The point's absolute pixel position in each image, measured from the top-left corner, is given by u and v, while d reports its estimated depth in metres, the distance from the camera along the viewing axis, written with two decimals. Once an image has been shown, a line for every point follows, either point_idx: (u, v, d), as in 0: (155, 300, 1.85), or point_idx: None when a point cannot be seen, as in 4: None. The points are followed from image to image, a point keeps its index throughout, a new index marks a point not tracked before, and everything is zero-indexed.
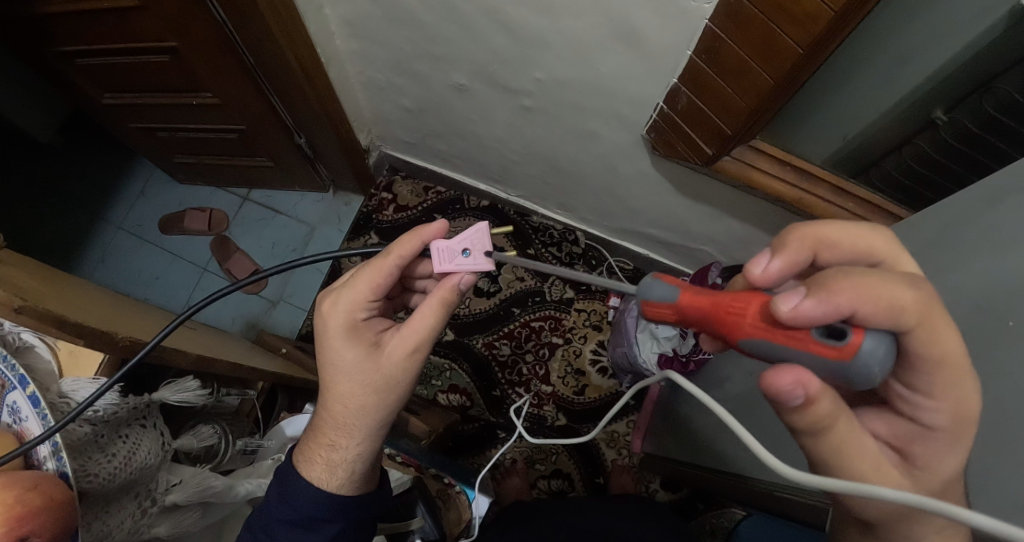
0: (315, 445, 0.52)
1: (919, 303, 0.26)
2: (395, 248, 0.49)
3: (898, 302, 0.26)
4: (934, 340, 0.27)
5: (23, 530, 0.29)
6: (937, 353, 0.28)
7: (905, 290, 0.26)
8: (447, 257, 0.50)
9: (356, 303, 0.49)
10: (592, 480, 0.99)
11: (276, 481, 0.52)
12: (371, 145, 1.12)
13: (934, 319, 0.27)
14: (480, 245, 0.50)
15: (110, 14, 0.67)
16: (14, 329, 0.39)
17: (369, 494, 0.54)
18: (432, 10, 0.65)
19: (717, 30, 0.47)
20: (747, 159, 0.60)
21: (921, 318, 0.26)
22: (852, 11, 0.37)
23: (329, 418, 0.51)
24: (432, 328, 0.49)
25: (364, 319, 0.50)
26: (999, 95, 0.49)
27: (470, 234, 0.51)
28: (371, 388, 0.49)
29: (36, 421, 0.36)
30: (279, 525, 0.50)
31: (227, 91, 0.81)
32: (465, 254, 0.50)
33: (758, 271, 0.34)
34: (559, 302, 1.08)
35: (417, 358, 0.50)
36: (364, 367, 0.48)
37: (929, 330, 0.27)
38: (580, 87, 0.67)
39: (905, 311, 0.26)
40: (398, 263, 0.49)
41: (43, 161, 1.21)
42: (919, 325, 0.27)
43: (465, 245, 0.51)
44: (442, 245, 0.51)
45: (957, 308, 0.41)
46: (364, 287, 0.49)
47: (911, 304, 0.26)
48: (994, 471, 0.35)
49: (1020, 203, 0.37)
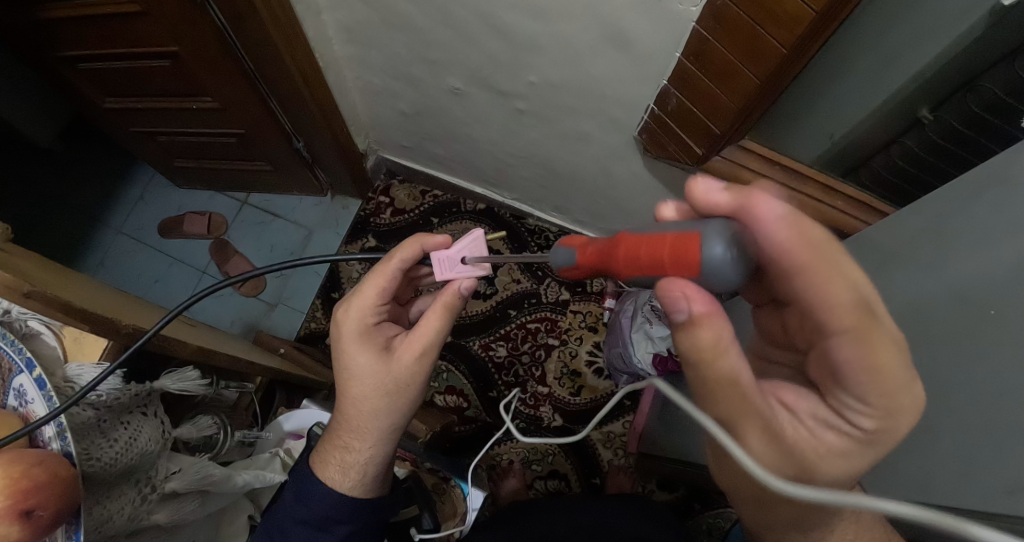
0: (330, 446, 0.53)
1: (802, 237, 0.26)
2: (398, 252, 0.50)
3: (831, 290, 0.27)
4: (829, 290, 0.27)
5: (28, 503, 0.30)
6: (844, 298, 0.27)
7: (771, 214, 0.27)
8: (448, 266, 0.51)
9: (365, 307, 0.50)
10: (588, 480, 1.00)
11: (292, 483, 0.53)
12: (369, 150, 1.14)
13: (823, 259, 0.27)
14: (478, 251, 0.52)
15: (113, 20, 0.69)
16: (22, 316, 0.40)
17: (382, 499, 0.54)
18: (427, 14, 0.66)
19: (702, 32, 0.48)
20: (737, 158, 0.61)
21: (809, 264, 0.27)
22: (832, 10, 0.38)
23: (344, 421, 0.52)
24: (439, 333, 0.50)
25: (375, 323, 0.51)
26: (983, 94, 0.50)
27: (468, 241, 0.52)
28: (382, 392, 0.49)
29: (41, 404, 0.36)
30: (291, 524, 0.51)
31: (226, 96, 0.82)
32: (464, 262, 0.51)
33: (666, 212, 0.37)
34: (556, 303, 1.09)
35: (426, 361, 0.50)
36: (376, 370, 0.49)
37: (819, 273, 0.27)
38: (572, 89, 0.69)
39: (786, 247, 0.27)
40: (400, 266, 0.50)
41: (43, 166, 1.22)
42: (807, 259, 0.27)
43: (464, 253, 0.51)
44: (443, 254, 0.51)
45: (943, 299, 0.42)
46: (372, 292, 0.50)
47: (787, 242, 0.27)
48: (982, 453, 0.35)
49: (1001, 195, 0.38)
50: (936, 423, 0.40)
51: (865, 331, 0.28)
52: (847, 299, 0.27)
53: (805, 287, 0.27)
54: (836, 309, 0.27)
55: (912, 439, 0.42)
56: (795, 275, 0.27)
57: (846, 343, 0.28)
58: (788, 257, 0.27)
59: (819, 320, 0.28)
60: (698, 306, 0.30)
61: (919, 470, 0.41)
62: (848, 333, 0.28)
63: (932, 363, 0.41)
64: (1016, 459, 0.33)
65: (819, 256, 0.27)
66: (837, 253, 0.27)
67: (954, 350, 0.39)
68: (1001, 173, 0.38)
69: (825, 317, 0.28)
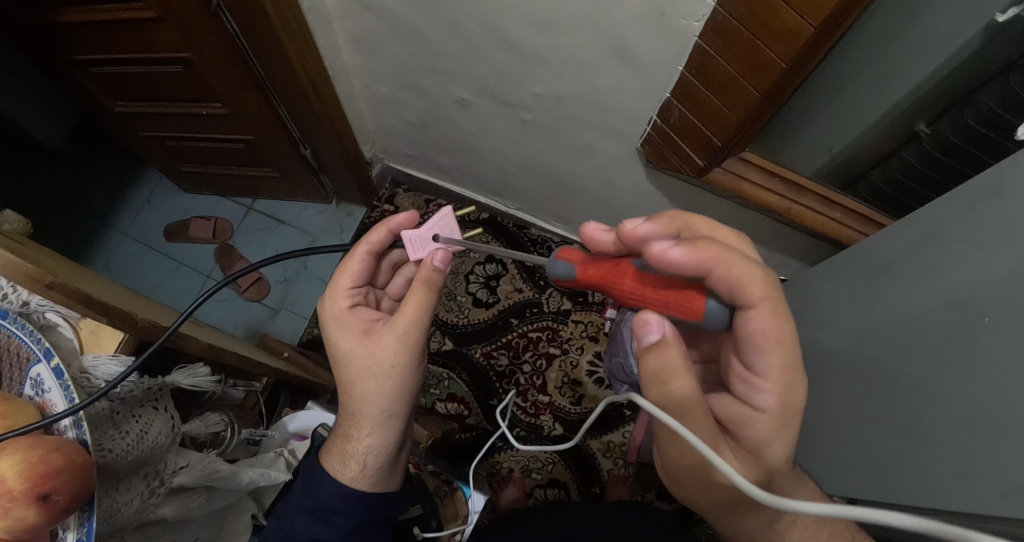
0: (337, 437, 0.54)
1: (699, 253, 0.33)
2: (364, 237, 0.52)
3: (743, 276, 0.33)
4: (738, 274, 0.33)
5: (45, 487, 0.30)
6: (749, 275, 0.33)
7: (669, 250, 0.34)
8: (420, 246, 0.52)
9: (338, 292, 0.53)
10: (588, 489, 0.99)
11: (301, 476, 0.54)
12: (374, 159, 1.15)
13: (722, 256, 0.33)
14: (448, 229, 0.53)
15: (126, 25, 0.70)
16: (41, 308, 0.42)
17: (385, 492, 0.54)
18: (435, 25, 0.68)
19: (705, 46, 0.50)
20: (737, 170, 0.62)
21: (717, 261, 0.33)
22: (830, 26, 0.40)
23: (344, 411, 0.53)
24: (419, 312, 0.49)
25: (350, 308, 0.52)
26: (979, 108, 0.52)
27: (437, 220, 0.53)
28: (367, 375, 0.49)
29: (59, 393, 0.37)
30: (300, 515, 0.51)
31: (235, 103, 0.84)
32: (434, 241, 0.52)
33: (631, 228, 0.40)
34: (557, 313, 1.10)
35: (409, 343, 0.49)
36: (357, 354, 0.50)
37: (725, 264, 0.33)
38: (576, 101, 0.70)
39: (694, 261, 0.33)
40: (368, 250, 0.52)
41: (51, 168, 1.23)
42: (714, 266, 0.33)
43: (434, 232, 0.52)
44: (413, 235, 0.52)
45: (937, 309, 0.43)
46: (344, 277, 0.53)
47: (688, 262, 0.34)
48: (976, 457, 0.36)
49: (996, 208, 0.39)
50: (931, 433, 0.41)
51: (770, 297, 0.33)
52: (754, 272, 0.33)
53: (720, 279, 0.33)
54: (749, 284, 0.33)
55: (908, 446, 0.43)
56: (705, 274, 0.34)
57: (758, 313, 0.33)
58: (699, 264, 0.34)
59: (735, 297, 0.33)
60: (667, 330, 0.35)
61: (911, 476, 0.42)
62: (761, 303, 0.33)
63: (926, 372, 0.42)
64: (1016, 462, 0.33)
65: (719, 252, 0.33)
66: (731, 248, 0.33)
67: (947, 357, 0.40)
68: (991, 188, 0.40)
69: (740, 295, 0.33)
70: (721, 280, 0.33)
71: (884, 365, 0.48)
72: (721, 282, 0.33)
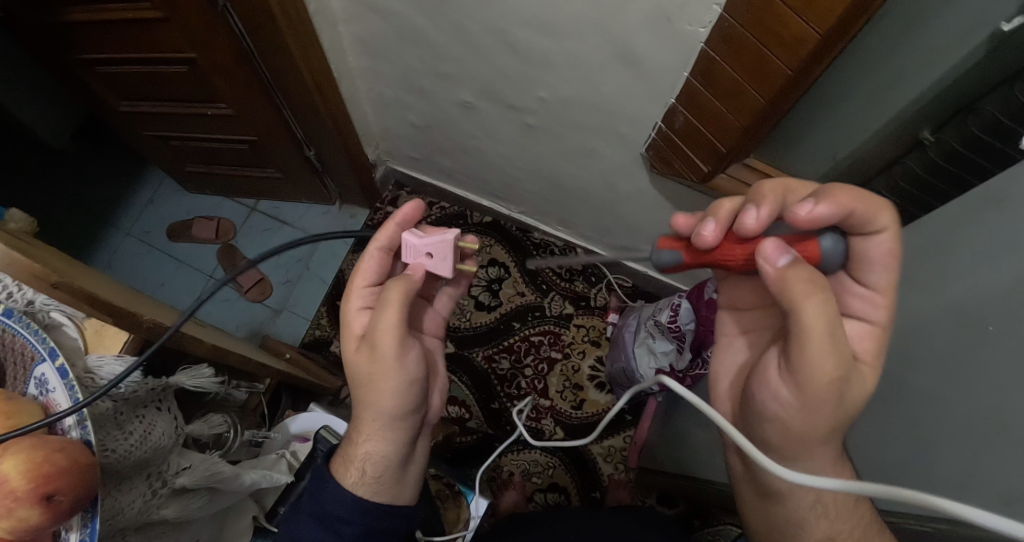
0: (347, 440, 0.55)
1: (842, 197, 0.34)
2: (376, 235, 0.52)
3: (879, 208, 0.35)
4: (879, 207, 0.35)
5: (49, 488, 0.30)
6: (883, 206, 0.35)
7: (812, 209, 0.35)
8: (413, 254, 0.51)
9: (354, 292, 0.53)
10: (588, 494, 0.99)
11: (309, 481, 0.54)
12: (378, 161, 1.15)
13: (865, 195, 0.34)
14: (443, 254, 0.50)
15: (132, 25, 0.70)
16: (46, 307, 0.41)
17: (389, 504, 0.53)
18: (441, 28, 0.68)
19: (710, 52, 0.50)
20: (742, 176, 0.63)
21: (856, 202, 0.35)
22: (836, 34, 0.40)
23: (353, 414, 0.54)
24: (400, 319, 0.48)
25: (362, 309, 0.53)
26: (985, 116, 0.49)
27: (437, 240, 0.50)
28: (365, 381, 0.49)
29: (63, 393, 0.37)
30: (307, 520, 0.51)
31: (239, 103, 0.84)
32: (428, 257, 0.51)
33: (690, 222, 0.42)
34: (559, 316, 1.10)
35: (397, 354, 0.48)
36: (356, 359, 0.50)
37: (864, 202, 0.34)
38: (580, 105, 0.70)
39: (837, 207, 0.34)
40: (378, 247, 0.52)
41: (55, 167, 1.23)
42: (855, 206, 0.34)
43: (428, 250, 0.50)
44: (410, 242, 0.51)
45: (942, 318, 0.43)
46: (358, 277, 0.52)
47: (826, 211, 0.35)
48: (975, 468, 0.36)
49: (998, 217, 0.39)
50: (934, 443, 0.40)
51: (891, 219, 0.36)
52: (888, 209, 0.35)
53: (859, 214, 0.35)
54: (881, 214, 0.35)
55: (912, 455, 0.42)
56: (848, 214, 0.35)
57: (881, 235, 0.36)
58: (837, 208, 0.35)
59: (862, 225, 0.36)
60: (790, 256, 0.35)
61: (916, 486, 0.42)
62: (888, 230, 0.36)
63: (930, 382, 0.42)
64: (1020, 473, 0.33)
65: (858, 192, 0.35)
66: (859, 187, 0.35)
67: (951, 367, 0.40)
68: (994, 197, 0.40)
69: (869, 222, 0.35)
70: (861, 213, 0.35)
71: (889, 374, 0.48)
72: (856, 220, 0.35)
